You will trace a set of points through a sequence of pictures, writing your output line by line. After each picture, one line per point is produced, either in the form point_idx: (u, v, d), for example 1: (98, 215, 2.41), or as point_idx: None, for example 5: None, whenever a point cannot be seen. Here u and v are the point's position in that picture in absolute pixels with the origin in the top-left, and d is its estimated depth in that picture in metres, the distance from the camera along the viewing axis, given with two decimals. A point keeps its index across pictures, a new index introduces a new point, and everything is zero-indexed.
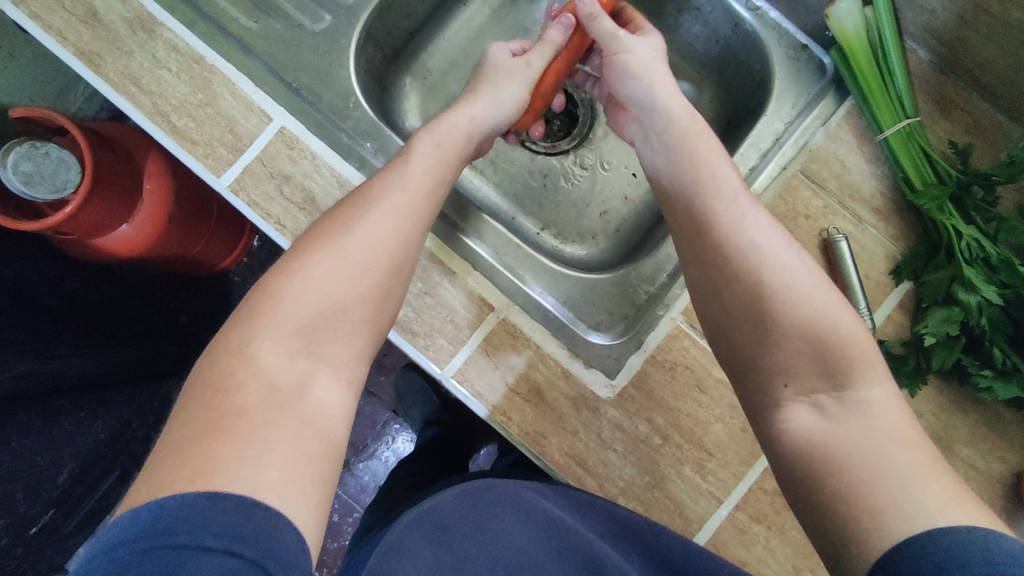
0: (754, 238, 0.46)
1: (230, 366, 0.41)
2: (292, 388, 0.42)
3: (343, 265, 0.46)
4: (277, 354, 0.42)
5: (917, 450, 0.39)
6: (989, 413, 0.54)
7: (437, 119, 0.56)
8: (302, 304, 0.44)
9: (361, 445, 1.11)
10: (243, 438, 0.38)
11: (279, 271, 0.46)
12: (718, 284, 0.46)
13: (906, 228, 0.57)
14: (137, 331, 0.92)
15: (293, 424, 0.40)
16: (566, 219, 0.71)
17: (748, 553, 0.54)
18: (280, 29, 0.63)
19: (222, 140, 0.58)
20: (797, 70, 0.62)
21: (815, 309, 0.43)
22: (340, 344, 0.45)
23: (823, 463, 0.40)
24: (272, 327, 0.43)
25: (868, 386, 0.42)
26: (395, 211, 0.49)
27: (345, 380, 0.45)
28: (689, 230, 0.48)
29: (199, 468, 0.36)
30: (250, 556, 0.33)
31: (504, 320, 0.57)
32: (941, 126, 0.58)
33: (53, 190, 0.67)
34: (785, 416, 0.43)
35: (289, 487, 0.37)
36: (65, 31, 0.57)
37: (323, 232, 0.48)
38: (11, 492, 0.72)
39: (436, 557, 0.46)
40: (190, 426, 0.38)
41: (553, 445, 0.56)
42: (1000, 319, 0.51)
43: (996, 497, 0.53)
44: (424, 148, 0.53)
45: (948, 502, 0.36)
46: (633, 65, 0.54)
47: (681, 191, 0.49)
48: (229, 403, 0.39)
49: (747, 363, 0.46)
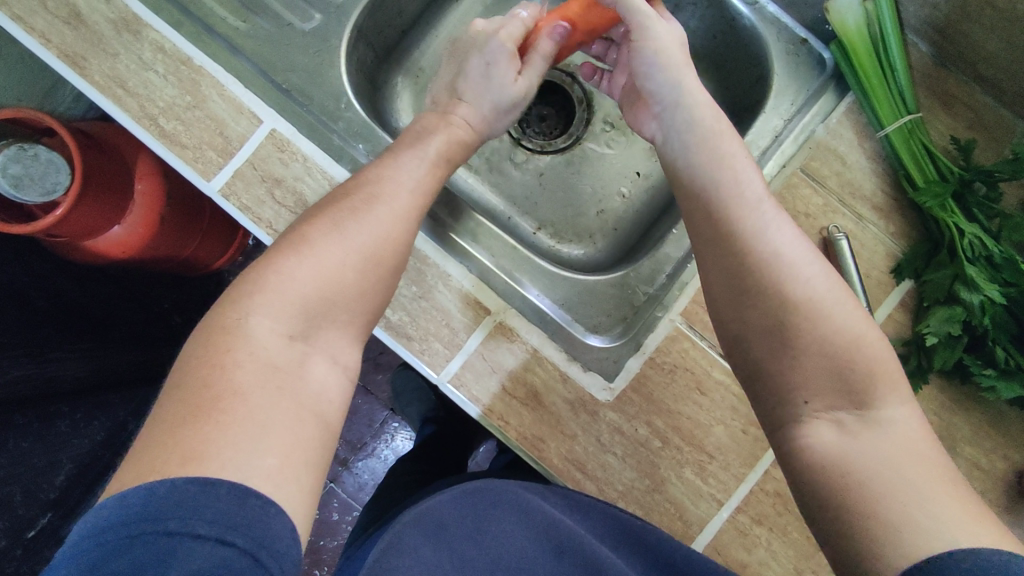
0: (779, 247, 0.45)
1: (227, 343, 0.40)
2: (290, 368, 0.41)
3: (348, 253, 0.46)
4: (277, 333, 0.41)
5: (935, 467, 0.39)
6: (992, 412, 0.54)
7: (449, 109, 0.58)
8: (308, 282, 0.43)
9: (360, 444, 1.10)
10: (239, 421, 0.37)
11: (283, 249, 0.44)
12: (738, 289, 0.45)
13: (907, 225, 0.56)
14: (129, 333, 0.90)
15: (292, 407, 0.40)
16: (563, 218, 0.71)
17: (749, 555, 0.54)
18: (268, 28, 0.62)
19: (212, 143, 0.57)
20: (796, 64, 0.61)
21: (839, 325, 0.43)
22: (337, 332, 0.45)
23: (840, 479, 0.40)
24: (274, 303, 0.42)
25: (889, 404, 0.42)
26: (397, 208, 0.49)
27: (340, 365, 0.45)
28: (709, 234, 0.47)
29: (189, 452, 0.35)
30: (242, 545, 0.33)
31: (501, 323, 0.56)
32: (943, 121, 0.58)
33: (44, 193, 0.66)
34: (804, 431, 0.43)
35: (285, 475, 0.37)
36: (48, 32, 0.56)
37: (331, 212, 0.47)
38: (10, 495, 0.72)
39: (436, 554, 0.45)
40: (182, 404, 0.37)
41: (552, 449, 0.55)
42: (1002, 319, 0.50)
43: (998, 496, 0.53)
44: (437, 148, 0.54)
45: (965, 520, 0.36)
46: (662, 55, 0.51)
47: (697, 186, 0.48)
48: (225, 381, 0.38)
49: (765, 377, 0.45)
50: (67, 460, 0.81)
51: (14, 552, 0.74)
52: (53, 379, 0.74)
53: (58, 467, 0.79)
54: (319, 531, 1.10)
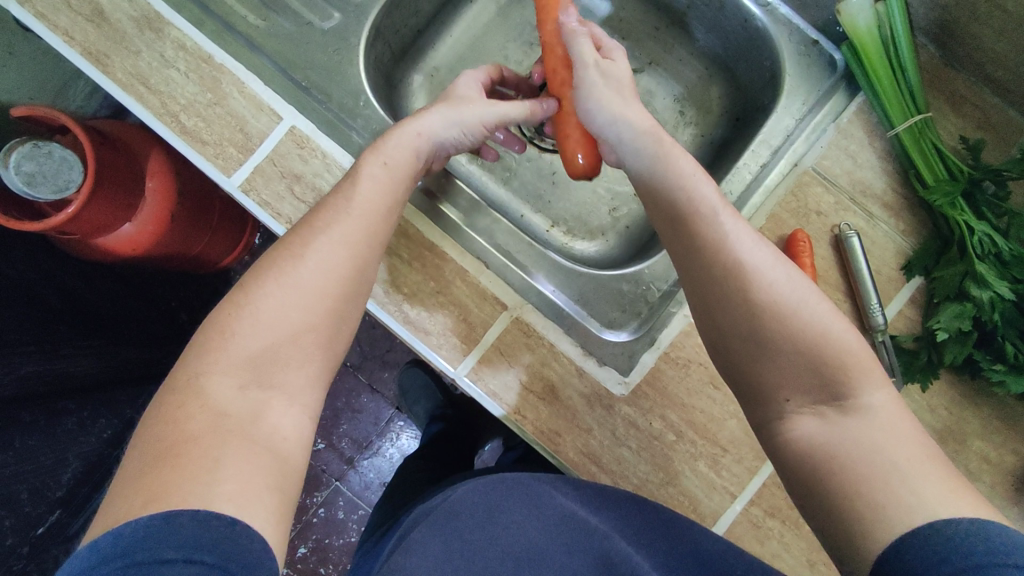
0: (741, 257, 0.44)
1: (181, 400, 0.39)
2: (245, 416, 0.40)
3: (295, 296, 0.43)
4: (228, 386, 0.40)
5: (916, 447, 0.39)
6: (1002, 408, 0.55)
7: (382, 137, 0.51)
8: (251, 336, 0.42)
9: (366, 442, 1.11)
10: (193, 460, 0.36)
11: (224, 306, 0.43)
12: (707, 297, 0.45)
13: (917, 223, 0.57)
14: (142, 330, 0.91)
15: (244, 446, 0.38)
16: (576, 216, 0.72)
17: (761, 547, 0.54)
18: (288, 27, 0.62)
19: (232, 140, 0.58)
20: (808, 65, 0.62)
21: (808, 322, 0.42)
22: (294, 369, 0.43)
23: (826, 467, 0.39)
24: (223, 360, 0.41)
25: (868, 392, 0.41)
26: (339, 232, 0.46)
27: (300, 405, 0.43)
28: (679, 249, 0.47)
29: (152, 494, 0.35)
30: (210, 560, 0.33)
31: (518, 319, 0.57)
32: (951, 121, 0.59)
33: (56, 190, 0.66)
34: (788, 427, 0.42)
35: (247, 496, 0.36)
36: (72, 30, 0.57)
37: (275, 255, 0.45)
38: (15, 494, 0.72)
39: (446, 545, 0.46)
40: (140, 459, 0.37)
41: (567, 443, 0.56)
42: (1012, 314, 0.51)
43: (1008, 490, 0.54)
44: (371, 167, 0.49)
45: (947, 494, 0.37)
46: (599, 95, 0.51)
47: (657, 200, 0.48)
48: (177, 432, 0.38)
49: (748, 382, 0.44)
50: (73, 458, 0.82)
51: (20, 550, 0.73)
52: (68, 375, 0.75)
53: (64, 464, 0.80)
54: (326, 530, 1.10)
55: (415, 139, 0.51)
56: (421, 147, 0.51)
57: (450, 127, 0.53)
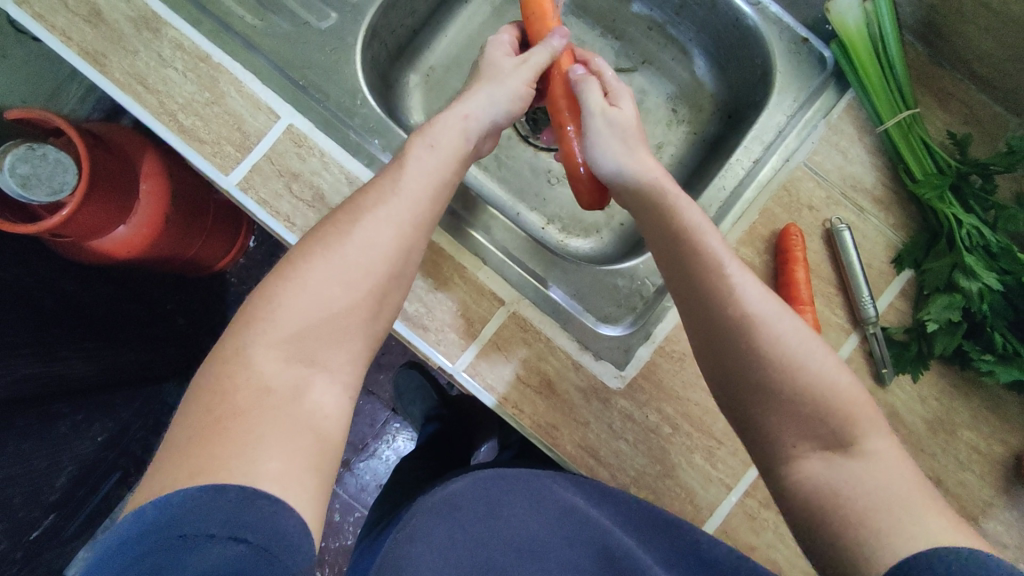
0: (752, 308, 0.44)
1: (231, 369, 0.40)
2: (288, 392, 0.40)
3: (339, 272, 0.44)
4: (273, 358, 0.41)
5: (916, 488, 0.40)
6: (991, 398, 0.56)
7: (429, 121, 0.53)
8: (298, 311, 0.42)
9: (362, 443, 1.11)
10: (238, 436, 0.37)
11: (274, 277, 0.44)
12: (716, 349, 0.46)
13: (907, 217, 0.58)
14: (138, 333, 0.91)
15: (287, 424, 0.39)
16: (571, 214, 0.72)
17: (757, 538, 0.55)
18: (285, 27, 0.63)
19: (230, 138, 0.58)
20: (799, 62, 0.62)
21: (815, 373, 0.43)
22: (335, 347, 0.43)
23: (833, 507, 0.40)
24: (271, 333, 0.41)
25: (870, 439, 0.42)
26: (384, 214, 0.47)
27: (341, 383, 0.43)
28: (687, 297, 0.47)
29: (198, 467, 0.35)
30: (257, 541, 0.33)
31: (515, 314, 0.58)
32: (939, 117, 0.60)
33: (51, 192, 0.66)
34: (793, 468, 0.43)
35: (291, 476, 0.37)
36: (69, 30, 0.57)
37: (323, 233, 0.46)
38: (10, 497, 0.71)
39: (449, 531, 0.46)
40: (189, 427, 0.37)
41: (565, 437, 0.56)
42: (1000, 305, 0.52)
43: (997, 479, 0.55)
44: (418, 150, 0.50)
45: (947, 527, 0.38)
46: (603, 144, 0.54)
47: (667, 247, 0.48)
48: (224, 405, 0.38)
49: (752, 426, 0.45)
50: (66, 462, 0.81)
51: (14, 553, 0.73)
52: (63, 377, 0.75)
53: (58, 468, 0.80)
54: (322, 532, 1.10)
55: (461, 120, 0.52)
56: (469, 128, 0.53)
57: (494, 101, 0.54)
